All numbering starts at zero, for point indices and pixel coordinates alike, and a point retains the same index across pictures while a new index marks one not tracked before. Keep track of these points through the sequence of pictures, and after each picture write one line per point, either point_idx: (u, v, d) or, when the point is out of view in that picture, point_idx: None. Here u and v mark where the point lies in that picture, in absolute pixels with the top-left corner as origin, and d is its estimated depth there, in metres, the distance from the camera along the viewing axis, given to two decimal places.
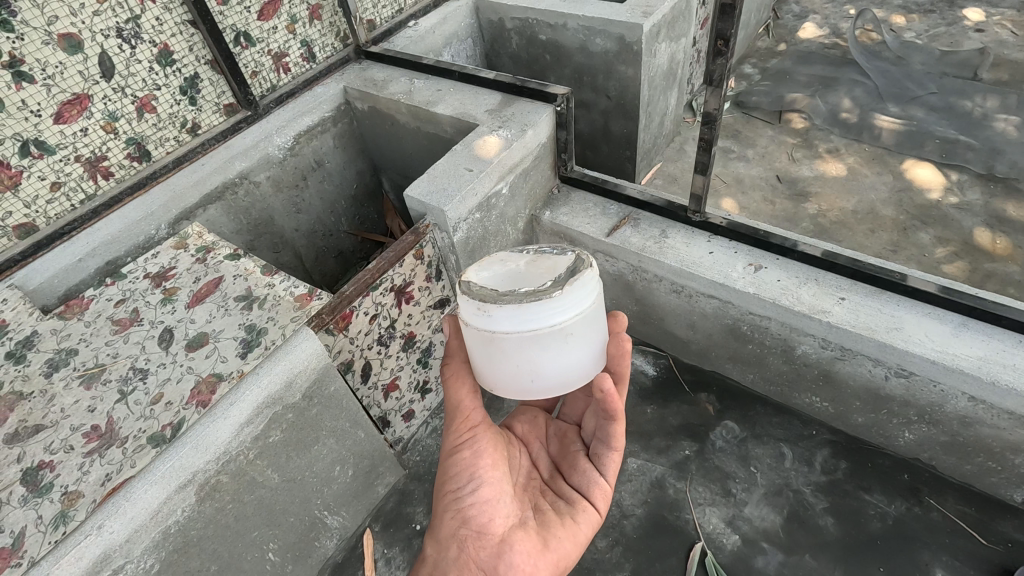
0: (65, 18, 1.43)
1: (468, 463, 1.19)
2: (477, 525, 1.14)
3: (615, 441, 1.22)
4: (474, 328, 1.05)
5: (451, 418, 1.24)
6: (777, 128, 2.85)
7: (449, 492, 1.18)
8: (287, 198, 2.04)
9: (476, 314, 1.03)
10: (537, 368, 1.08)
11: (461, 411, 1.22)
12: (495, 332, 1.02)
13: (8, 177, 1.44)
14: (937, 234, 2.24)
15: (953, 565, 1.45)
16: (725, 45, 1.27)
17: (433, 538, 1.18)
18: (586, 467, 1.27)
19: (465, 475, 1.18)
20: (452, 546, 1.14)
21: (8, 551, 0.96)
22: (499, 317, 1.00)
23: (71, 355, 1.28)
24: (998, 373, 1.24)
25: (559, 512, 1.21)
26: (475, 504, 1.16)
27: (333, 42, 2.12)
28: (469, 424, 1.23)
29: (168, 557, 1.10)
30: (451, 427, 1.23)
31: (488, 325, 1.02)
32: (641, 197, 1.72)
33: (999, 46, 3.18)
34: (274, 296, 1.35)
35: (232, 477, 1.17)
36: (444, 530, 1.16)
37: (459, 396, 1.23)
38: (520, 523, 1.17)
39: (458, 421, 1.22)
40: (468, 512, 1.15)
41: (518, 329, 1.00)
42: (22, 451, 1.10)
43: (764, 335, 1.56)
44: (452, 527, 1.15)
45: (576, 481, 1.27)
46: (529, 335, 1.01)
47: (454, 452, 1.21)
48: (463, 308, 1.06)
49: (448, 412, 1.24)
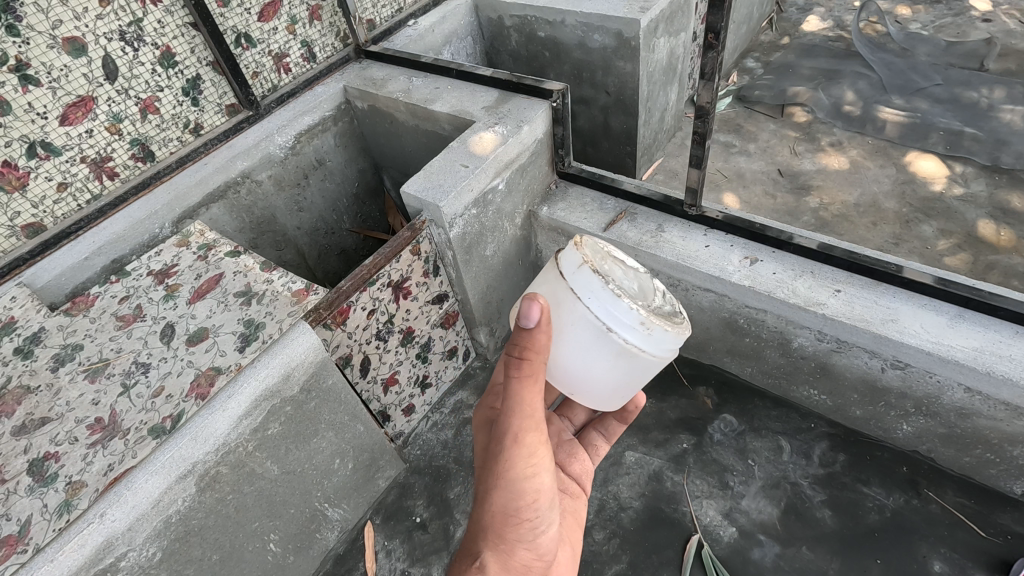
0: (69, 23, 1.46)
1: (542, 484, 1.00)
2: (547, 550, 1.04)
3: (610, 435, 1.39)
4: (621, 339, 0.99)
5: (528, 429, 0.95)
6: (779, 122, 2.84)
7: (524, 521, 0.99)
8: (289, 196, 2.07)
9: (632, 326, 0.98)
10: (636, 379, 1.12)
11: (535, 420, 0.96)
12: (643, 350, 1.00)
13: (16, 178, 1.48)
14: (940, 227, 2.22)
15: (952, 558, 1.44)
16: (716, 39, 1.27)
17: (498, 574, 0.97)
18: (583, 461, 1.35)
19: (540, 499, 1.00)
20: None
21: (15, 538, 1.00)
22: (656, 336, 0.99)
23: (76, 350, 1.31)
24: (995, 363, 1.23)
25: (573, 512, 1.24)
26: (546, 528, 1.02)
27: (333, 42, 2.14)
28: (543, 434, 0.99)
29: (170, 545, 1.13)
30: (528, 441, 0.96)
31: (642, 340, 0.99)
32: (638, 191, 1.72)
33: (1007, 35, 3.14)
34: (272, 291, 1.38)
35: (231, 469, 1.18)
36: (514, 560, 0.98)
37: (533, 404, 0.95)
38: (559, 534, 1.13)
39: (536, 434, 0.97)
40: (542, 537, 1.02)
41: (664, 350, 1.02)
42: (28, 442, 1.14)
43: (761, 328, 1.57)
44: (525, 560, 1.00)
45: (574, 471, 1.32)
46: (664, 357, 1.04)
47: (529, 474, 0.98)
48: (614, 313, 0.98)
49: (522, 421, 0.94)
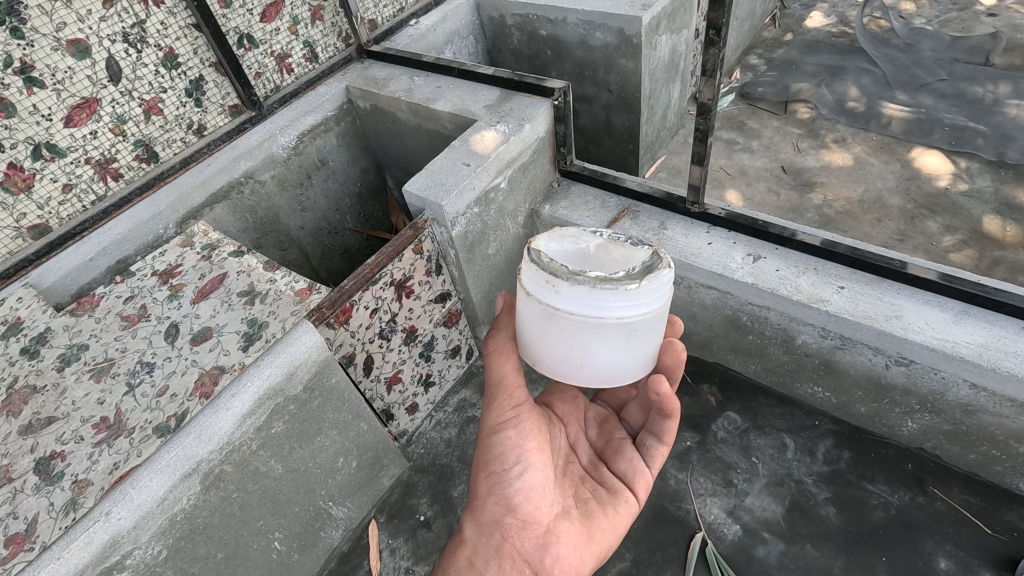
0: (73, 24, 1.47)
1: (510, 441, 1.22)
2: (524, 512, 1.18)
3: (663, 436, 1.29)
4: (537, 299, 1.04)
5: (495, 395, 1.26)
6: (782, 119, 2.83)
7: (495, 477, 1.20)
8: (292, 196, 2.08)
9: (541, 286, 1.02)
10: (585, 352, 1.08)
11: (503, 386, 1.25)
12: (558, 309, 1.02)
13: (22, 179, 1.49)
14: (946, 223, 2.21)
15: (957, 555, 1.44)
16: (717, 35, 1.26)
17: (472, 522, 1.20)
18: (630, 459, 1.32)
19: (508, 455, 1.21)
20: (494, 534, 1.17)
21: (22, 535, 1.00)
22: (563, 295, 0.99)
23: (82, 350, 1.32)
24: (1000, 359, 1.23)
25: (601, 502, 1.26)
26: (518, 488, 1.19)
27: (335, 42, 2.15)
28: (511, 399, 1.25)
29: (176, 543, 1.13)
30: (495, 404, 1.25)
31: (553, 300, 1.01)
32: (641, 189, 1.72)
33: (1012, 30, 3.13)
34: (275, 291, 1.39)
35: (235, 467, 1.19)
36: (486, 514, 1.19)
37: (501, 373, 1.25)
38: (564, 513, 1.22)
39: (502, 398, 1.25)
40: (513, 495, 1.18)
41: (582, 310, 1.00)
42: (35, 441, 1.15)
43: (764, 326, 1.56)
44: (496, 513, 1.18)
45: (619, 469, 1.32)
46: (589, 319, 1.01)
47: (497, 431, 1.23)
48: (528, 277, 1.05)
49: (493, 388, 1.26)
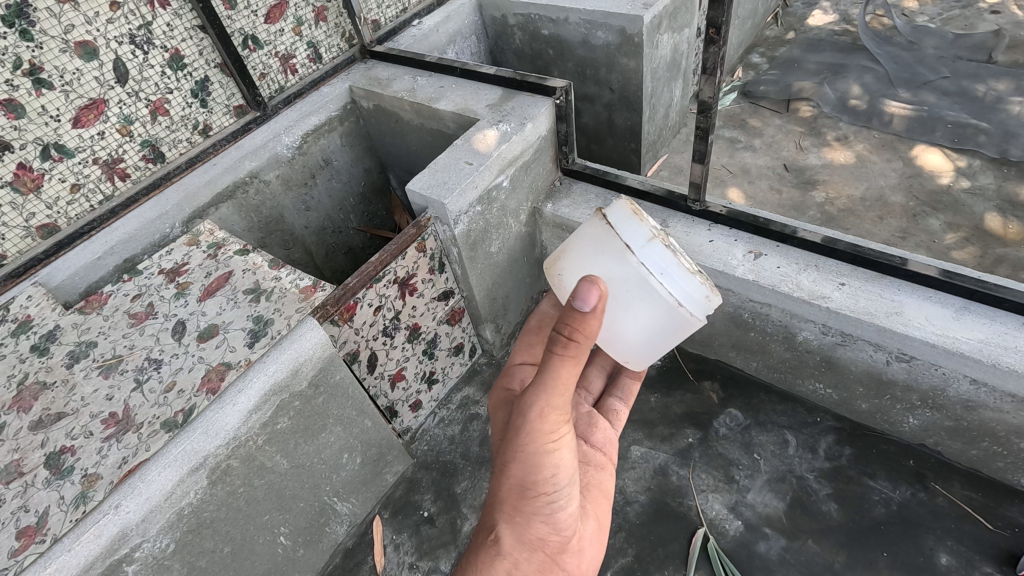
0: (81, 26, 1.49)
1: (561, 460, 1.05)
2: (566, 528, 1.08)
3: (628, 397, 1.41)
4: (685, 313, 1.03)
5: (548, 404, 0.99)
6: (785, 117, 2.83)
7: (543, 497, 1.04)
8: (296, 196, 2.10)
9: (699, 300, 1.02)
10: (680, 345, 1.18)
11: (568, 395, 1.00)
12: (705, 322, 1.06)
13: (31, 180, 1.52)
14: (948, 220, 2.21)
15: (959, 550, 1.44)
16: (717, 34, 1.27)
17: (511, 538, 1.05)
18: (605, 430, 1.35)
19: (559, 475, 1.04)
20: (539, 552, 1.05)
21: (33, 529, 1.03)
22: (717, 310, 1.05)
23: (90, 347, 1.35)
24: (1001, 355, 1.23)
25: (594, 481, 1.26)
26: (564, 506, 1.07)
27: (339, 42, 2.17)
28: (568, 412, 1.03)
29: (183, 537, 1.15)
30: (553, 418, 1.01)
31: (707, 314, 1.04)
32: (642, 187, 1.74)
33: (1016, 27, 3.12)
34: (280, 289, 1.41)
35: (242, 462, 1.20)
36: (531, 533, 1.05)
37: (568, 380, 0.99)
38: (584, 512, 1.18)
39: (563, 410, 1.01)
40: (559, 513, 1.06)
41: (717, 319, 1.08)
42: (45, 437, 1.17)
43: (765, 322, 1.57)
44: (542, 532, 1.06)
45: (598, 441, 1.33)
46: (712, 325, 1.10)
47: (549, 450, 1.02)
48: (683, 289, 1.01)
49: (551, 398, 0.98)
